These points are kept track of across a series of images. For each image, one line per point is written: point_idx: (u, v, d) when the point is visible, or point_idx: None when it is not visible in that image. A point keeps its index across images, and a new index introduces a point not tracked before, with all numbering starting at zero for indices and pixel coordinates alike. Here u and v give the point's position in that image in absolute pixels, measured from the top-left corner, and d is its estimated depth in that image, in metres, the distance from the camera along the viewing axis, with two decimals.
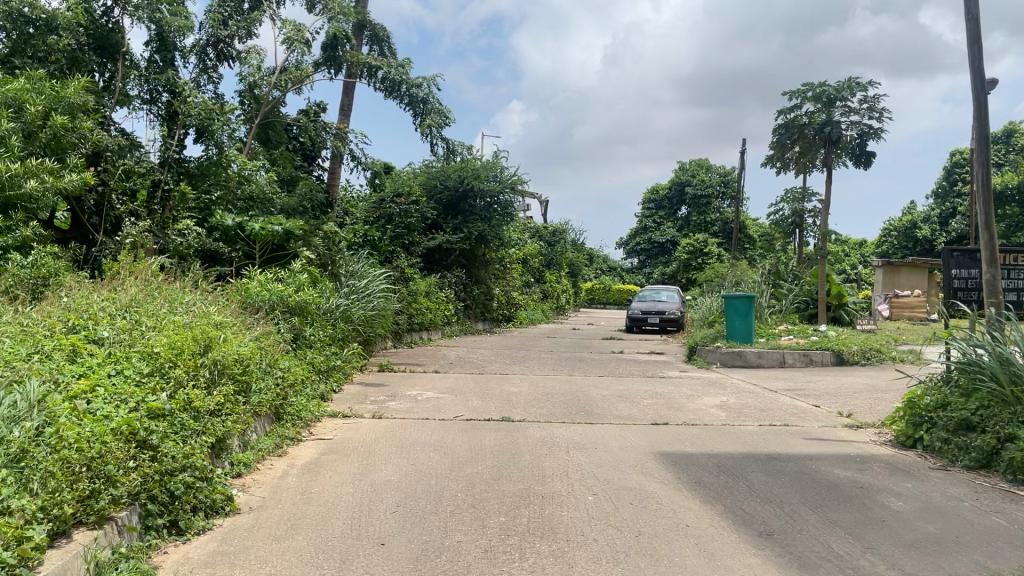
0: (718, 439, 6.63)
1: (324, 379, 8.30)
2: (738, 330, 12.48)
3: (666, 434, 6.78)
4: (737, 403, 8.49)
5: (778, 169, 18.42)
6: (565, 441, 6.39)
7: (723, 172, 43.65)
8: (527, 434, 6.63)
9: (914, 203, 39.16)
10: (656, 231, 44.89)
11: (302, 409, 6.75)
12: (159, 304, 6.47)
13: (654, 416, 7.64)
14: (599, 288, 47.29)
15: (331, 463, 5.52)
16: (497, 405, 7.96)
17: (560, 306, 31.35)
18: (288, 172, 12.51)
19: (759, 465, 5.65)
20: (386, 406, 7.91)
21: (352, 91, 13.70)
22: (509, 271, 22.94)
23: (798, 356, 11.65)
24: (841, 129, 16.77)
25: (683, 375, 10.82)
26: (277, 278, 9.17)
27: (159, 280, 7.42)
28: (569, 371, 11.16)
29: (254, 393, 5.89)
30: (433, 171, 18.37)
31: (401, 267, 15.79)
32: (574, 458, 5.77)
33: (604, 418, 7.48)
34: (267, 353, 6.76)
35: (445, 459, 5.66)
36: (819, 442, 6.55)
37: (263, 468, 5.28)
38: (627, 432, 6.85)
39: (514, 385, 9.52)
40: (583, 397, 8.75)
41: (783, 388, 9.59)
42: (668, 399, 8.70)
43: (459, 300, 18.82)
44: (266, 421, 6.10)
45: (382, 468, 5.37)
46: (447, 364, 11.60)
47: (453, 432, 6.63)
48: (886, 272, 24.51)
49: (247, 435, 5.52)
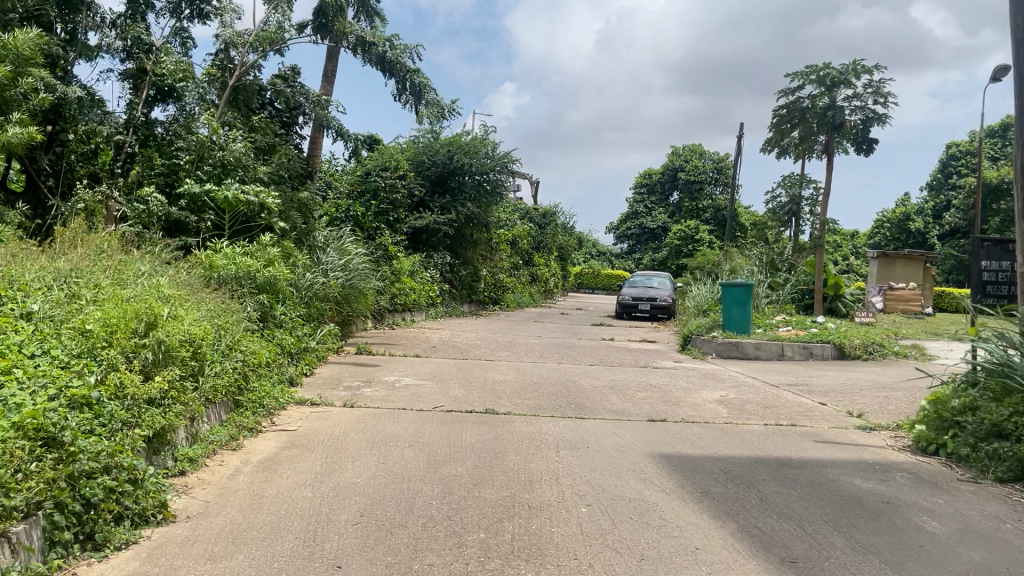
0: (721, 439, 6.05)
1: (293, 362, 7.66)
2: (736, 320, 11.88)
3: (664, 433, 6.20)
4: (737, 398, 7.93)
5: (776, 154, 17.87)
6: (554, 439, 5.79)
7: (716, 158, 42.99)
8: (513, 429, 6.03)
9: (908, 194, 38.80)
10: (647, 217, 44.35)
11: (264, 395, 6.13)
12: (103, 275, 5.78)
13: (651, 411, 7.07)
14: (587, 272, 46.83)
15: (290, 459, 4.90)
16: (481, 395, 7.36)
17: (549, 290, 30.78)
18: (268, 141, 11.60)
19: (771, 474, 5.08)
20: (360, 393, 7.27)
21: (337, 58, 12.95)
22: (497, 252, 22.30)
23: (797, 350, 11.10)
24: (843, 114, 16.17)
25: (678, 366, 10.24)
26: (246, 251, 8.46)
27: (110, 248, 6.76)
28: (558, 358, 10.57)
29: (207, 378, 5.26)
30: (420, 146, 17.74)
31: (384, 245, 15.10)
32: (564, 459, 5.18)
33: (597, 412, 6.90)
34: (226, 331, 6.10)
35: (420, 457, 5.04)
36: (832, 446, 5.99)
37: (212, 464, 4.66)
38: (622, 429, 6.25)
39: (500, 373, 8.91)
40: (573, 387, 8.16)
41: (784, 383, 9.01)
42: (664, 392, 8.11)
43: (444, 281, 18.18)
44: (222, 409, 5.49)
45: (347, 468, 4.75)
46: (429, 348, 10.98)
47: (431, 425, 6.01)
48: (882, 264, 24.00)
49: (197, 426, 4.90)
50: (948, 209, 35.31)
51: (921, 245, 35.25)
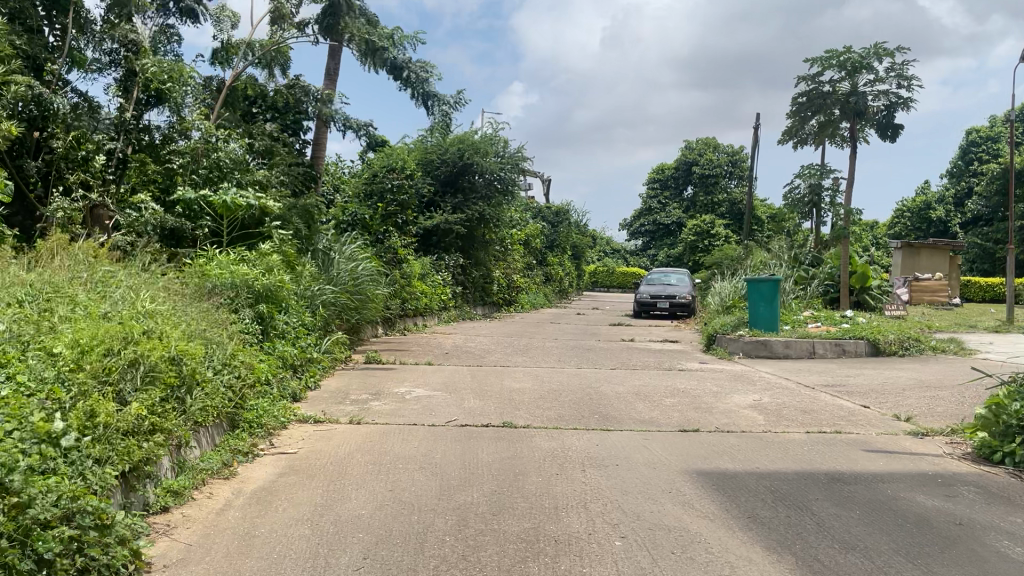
0: (762, 451, 5.52)
1: (296, 376, 7.20)
2: (763, 317, 11.31)
3: (698, 445, 5.67)
4: (772, 403, 7.39)
5: (795, 144, 17.30)
6: (578, 455, 5.28)
7: (730, 150, 42.28)
8: (533, 445, 5.53)
9: (928, 182, 38.08)
10: (661, 212, 43.69)
11: (262, 414, 5.68)
12: (79, 289, 5.34)
13: (680, 420, 6.55)
14: (602, 271, 46.41)
15: (288, 488, 4.42)
16: (496, 407, 6.86)
17: (562, 290, 30.21)
18: (266, 143, 11.06)
19: (823, 491, 4.56)
20: (368, 406, 6.78)
21: (338, 55, 12.48)
22: (510, 252, 21.80)
23: (829, 347, 10.54)
24: (866, 100, 15.59)
25: (705, 367, 9.71)
26: (245, 258, 8.01)
27: (96, 262, 6.33)
28: (578, 363, 10.04)
29: (197, 399, 4.78)
30: (429, 147, 17.38)
31: (394, 248, 14.64)
32: (591, 480, 4.67)
33: (623, 422, 6.38)
34: (219, 345, 5.63)
35: (432, 482, 4.55)
36: (884, 455, 5.46)
37: (199, 497, 4.19)
38: (652, 441, 5.73)
39: (516, 380, 8.41)
40: (596, 395, 7.65)
41: (820, 383, 8.47)
42: (693, 398, 7.59)
43: (456, 284, 17.71)
44: (215, 431, 5.04)
45: (351, 497, 4.26)
46: (442, 354, 10.49)
47: (444, 443, 5.52)
48: (906, 255, 23.31)
49: (185, 453, 4.44)
50: (969, 196, 34.67)
51: (944, 235, 34.49)
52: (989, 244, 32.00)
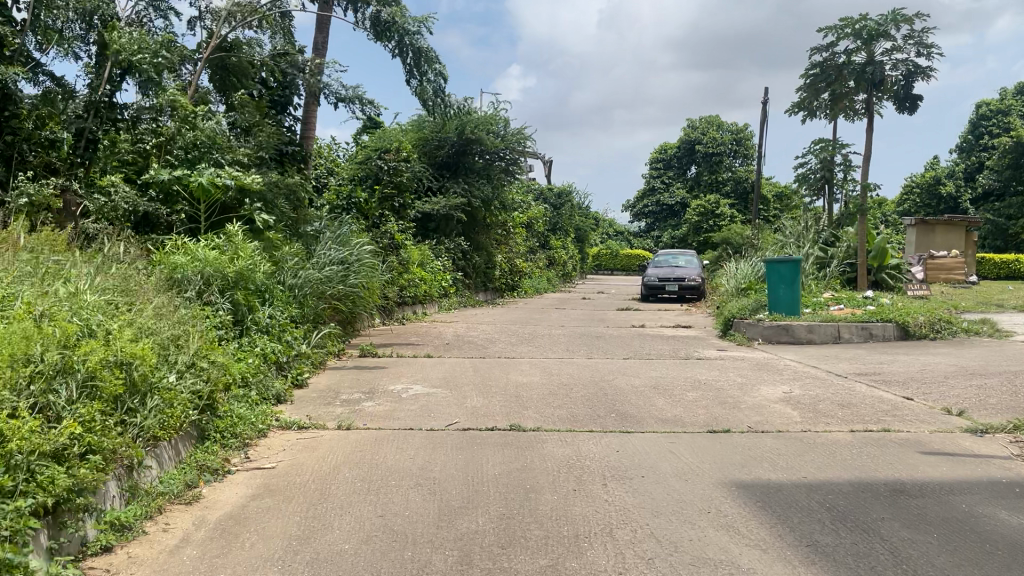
0: (807, 456, 4.84)
1: (279, 374, 6.55)
2: (784, 300, 10.59)
3: (733, 449, 4.99)
4: (805, 396, 6.71)
5: (805, 117, 16.59)
6: (598, 465, 4.61)
7: (735, 128, 41.34)
8: (546, 452, 4.86)
9: (938, 157, 37.32)
10: (665, 193, 42.89)
11: (237, 422, 5.02)
12: (18, 286, 4.64)
13: (707, 417, 5.89)
14: (605, 253, 45.76)
15: (261, 515, 3.76)
16: (502, 406, 6.19)
17: (566, 273, 29.52)
18: (249, 118, 10.11)
19: (887, 508, 3.89)
20: (360, 408, 6.09)
21: (327, 28, 11.71)
22: (512, 236, 21.07)
23: (855, 330, 9.86)
24: (884, 70, 14.80)
25: (724, 355, 9.03)
26: (222, 246, 7.26)
27: (50, 254, 5.65)
28: (588, 352, 9.36)
29: (153, 410, 4.13)
30: (426, 126, 16.61)
31: (390, 233, 13.93)
32: (615, 497, 4.00)
33: (644, 421, 5.72)
34: (185, 344, 4.96)
35: (429, 505, 3.89)
36: (946, 458, 4.79)
37: (153, 531, 3.53)
38: (680, 446, 5.05)
39: (523, 374, 7.73)
40: (610, 389, 6.97)
41: (852, 372, 7.79)
42: (717, 391, 6.91)
43: (457, 269, 17.02)
44: (180, 443, 4.38)
45: (333, 527, 3.60)
46: (442, 345, 9.82)
47: (443, 452, 4.86)
48: (921, 232, 22.44)
49: (140, 475, 3.79)
50: (980, 170, 33.93)
51: (954, 211, 33.68)
52: (1002, 219, 31.26)
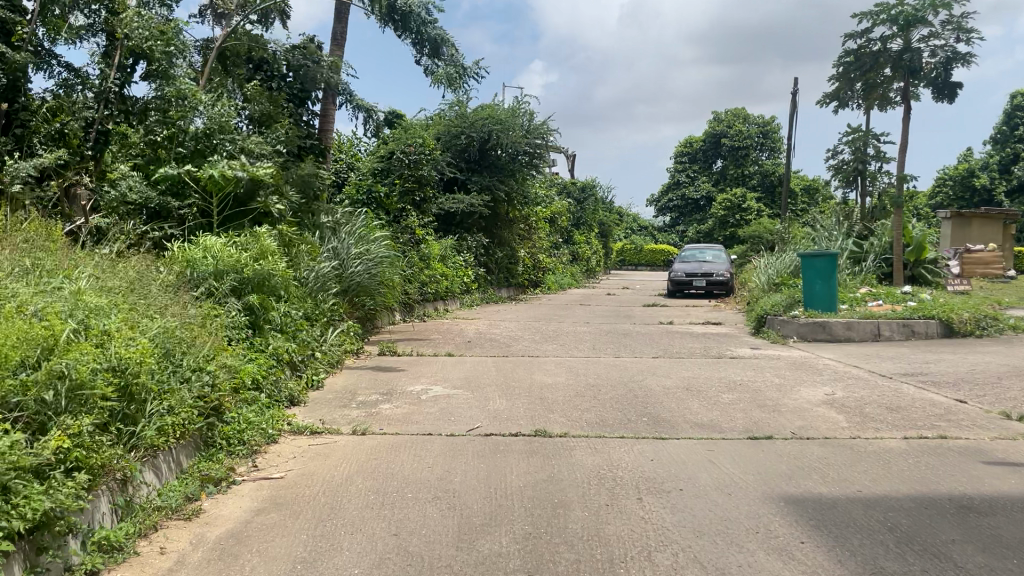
0: (860, 467, 4.44)
1: (293, 375, 6.23)
2: (820, 296, 10.12)
3: (777, 459, 4.60)
4: (850, 398, 6.30)
5: (837, 107, 16.09)
6: (631, 476, 4.24)
7: (761, 120, 40.64)
8: (575, 462, 4.50)
9: (972, 149, 36.37)
10: (690, 186, 42.27)
11: (245, 426, 4.72)
12: (12, 283, 4.37)
13: (746, 422, 5.49)
14: (630, 248, 45.31)
15: (265, 533, 3.45)
16: (527, 409, 5.83)
17: (590, 268, 29.13)
18: (263, 108, 9.79)
19: (957, 528, 3.50)
20: (376, 411, 5.76)
21: (345, 18, 11.39)
22: (536, 231, 20.69)
23: (896, 328, 9.40)
24: (921, 57, 14.23)
25: (758, 354, 8.62)
26: (235, 241, 6.97)
27: (50, 250, 5.37)
28: (615, 350, 8.98)
29: (150, 418, 3.82)
30: (448, 120, 16.29)
31: (411, 228, 13.56)
32: (652, 515, 3.63)
33: (680, 426, 5.34)
34: (190, 344, 4.65)
35: (448, 522, 3.55)
36: (1013, 470, 4.38)
37: (145, 552, 3.23)
38: (719, 454, 4.66)
39: (548, 374, 7.36)
40: (640, 390, 6.59)
41: (897, 372, 7.35)
42: (755, 393, 6.51)
43: (480, 265, 16.70)
44: (182, 452, 4.07)
45: (342, 549, 3.26)
46: (465, 343, 9.48)
47: (464, 461, 4.51)
48: (957, 225, 21.88)
49: (135, 489, 3.49)
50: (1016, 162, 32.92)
51: (989, 203, 32.78)
52: None
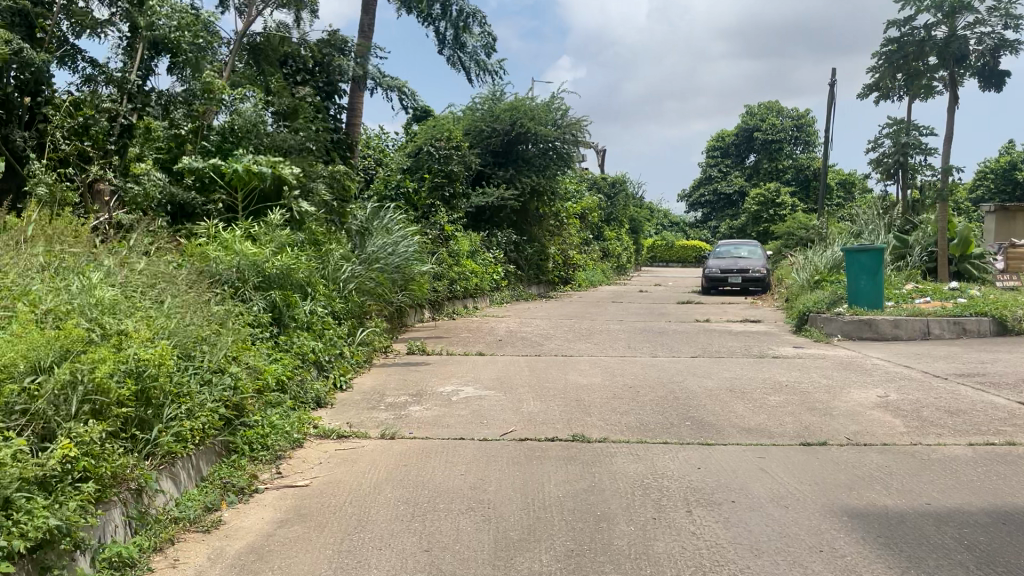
0: (925, 476, 4.12)
1: (319, 376, 6.02)
2: (865, 292, 9.73)
3: (834, 467, 4.28)
4: (905, 401, 5.95)
5: (878, 97, 15.61)
6: (678, 485, 3.96)
7: (795, 114, 39.93)
8: (617, 469, 4.22)
9: (1014, 141, 35.40)
10: (723, 181, 41.65)
11: (269, 430, 4.51)
12: (26, 281, 4.19)
13: (796, 427, 5.18)
14: (660, 244, 44.85)
15: (288, 547, 3.21)
16: (563, 412, 5.56)
17: (621, 265, 28.79)
18: (289, 102, 9.61)
19: None
20: (406, 414, 5.53)
21: (372, 10, 11.19)
22: (566, 227, 20.41)
23: (946, 326, 9.00)
24: (968, 45, 13.72)
25: (802, 353, 8.27)
26: (259, 237, 6.78)
27: (68, 248, 5.21)
28: (652, 350, 8.68)
29: (168, 423, 3.61)
30: (478, 114, 16.03)
31: (441, 224, 13.35)
32: (704, 530, 3.35)
33: (726, 431, 5.04)
34: (211, 344, 4.45)
35: (483, 536, 3.29)
36: None
37: (161, 568, 3.01)
38: (771, 462, 4.36)
39: (584, 374, 7.09)
40: (681, 391, 6.29)
41: (951, 372, 6.97)
42: (803, 395, 6.18)
43: (510, 262, 16.47)
44: (202, 458, 3.86)
45: (369, 566, 3.02)
46: (496, 342, 9.24)
47: (499, 468, 4.25)
48: (1001, 219, 21.22)
49: (151, 500, 3.28)
50: None
51: None
52: None
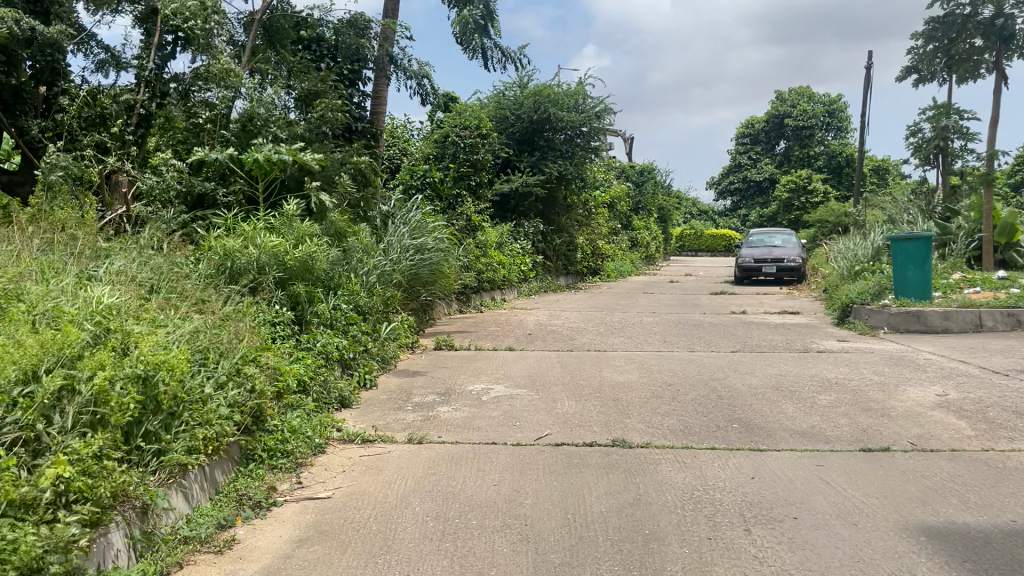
0: (1005, 488, 3.73)
1: (343, 374, 5.74)
2: (913, 283, 9.27)
3: (902, 477, 3.91)
4: (968, 400, 5.54)
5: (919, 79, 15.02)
6: (732, 499, 3.61)
7: (827, 99, 39.05)
8: (663, 480, 3.89)
9: None
10: (753, 168, 40.93)
11: (289, 435, 4.23)
12: (32, 280, 3.94)
13: (853, 430, 4.81)
14: (689, 233, 44.23)
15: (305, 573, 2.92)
16: (600, 413, 5.23)
17: (650, 255, 28.35)
18: (311, 88, 9.33)
19: None
20: (434, 415, 5.23)
21: None
22: (595, 217, 20.02)
23: (1000, 318, 8.54)
24: (1016, 23, 13.09)
25: (848, 347, 7.86)
26: (279, 229, 6.50)
27: (78, 244, 4.96)
28: (688, 344, 8.31)
29: (178, 433, 3.34)
30: (505, 100, 15.71)
31: (467, 214, 13.06)
32: (767, 553, 3.01)
33: (777, 435, 4.68)
34: (227, 344, 4.18)
35: (520, 559, 2.98)
36: None
37: None
38: (831, 471, 3.99)
39: (619, 371, 6.74)
40: (725, 390, 5.93)
41: (1012, 368, 6.54)
42: (855, 393, 5.79)
43: (537, 252, 16.15)
44: (217, 469, 3.58)
45: None
46: (526, 335, 8.93)
47: (534, 478, 3.93)
48: None
49: (158, 519, 3.00)
50: None
51: None
52: None
